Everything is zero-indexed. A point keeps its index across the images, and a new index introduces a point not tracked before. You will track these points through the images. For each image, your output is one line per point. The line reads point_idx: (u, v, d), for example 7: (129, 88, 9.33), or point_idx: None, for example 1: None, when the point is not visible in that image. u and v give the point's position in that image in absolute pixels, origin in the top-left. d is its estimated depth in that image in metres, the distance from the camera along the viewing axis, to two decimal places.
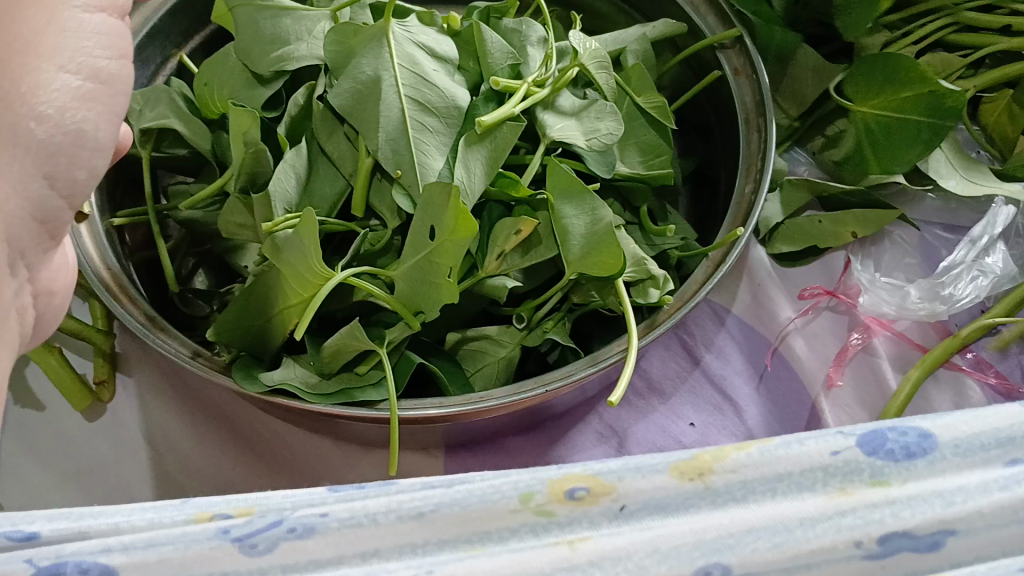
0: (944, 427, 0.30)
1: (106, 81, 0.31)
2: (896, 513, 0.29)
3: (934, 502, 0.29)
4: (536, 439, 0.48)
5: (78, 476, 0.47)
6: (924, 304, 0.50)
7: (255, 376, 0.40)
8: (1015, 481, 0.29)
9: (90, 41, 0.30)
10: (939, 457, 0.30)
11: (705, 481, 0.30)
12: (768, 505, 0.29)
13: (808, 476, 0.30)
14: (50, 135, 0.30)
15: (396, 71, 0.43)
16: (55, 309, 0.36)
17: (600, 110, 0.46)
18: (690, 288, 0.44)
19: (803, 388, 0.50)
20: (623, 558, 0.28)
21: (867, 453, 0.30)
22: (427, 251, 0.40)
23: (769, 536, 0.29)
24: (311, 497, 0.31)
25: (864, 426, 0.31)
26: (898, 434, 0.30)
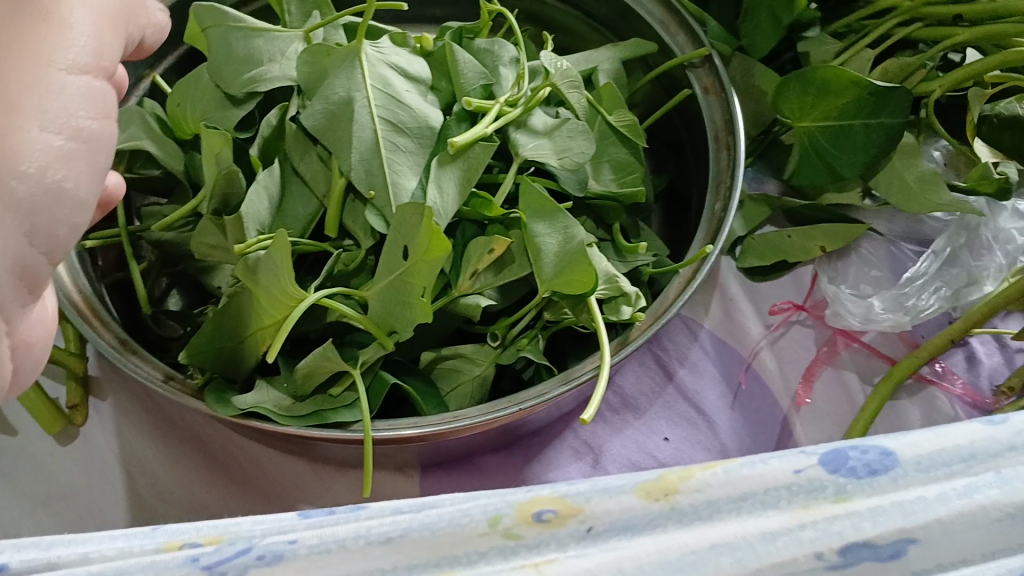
0: (906, 446, 0.31)
1: (87, 139, 0.27)
2: (857, 525, 0.29)
3: (895, 512, 0.29)
4: (511, 458, 0.48)
5: (50, 502, 0.47)
6: (890, 315, 0.51)
7: (228, 400, 0.40)
8: (976, 489, 0.30)
9: (74, 100, 0.26)
10: (902, 474, 0.30)
11: (670, 501, 0.30)
12: (732, 523, 0.30)
13: (772, 495, 0.30)
14: (30, 193, 0.25)
15: (368, 92, 0.44)
16: (27, 365, 0.31)
17: (572, 130, 0.46)
18: (662, 304, 0.44)
19: (776, 402, 0.50)
20: None
21: (829, 471, 0.31)
22: (401, 270, 0.40)
23: (731, 551, 0.29)
24: (281, 523, 0.31)
25: (826, 446, 0.32)
26: (860, 452, 0.31)
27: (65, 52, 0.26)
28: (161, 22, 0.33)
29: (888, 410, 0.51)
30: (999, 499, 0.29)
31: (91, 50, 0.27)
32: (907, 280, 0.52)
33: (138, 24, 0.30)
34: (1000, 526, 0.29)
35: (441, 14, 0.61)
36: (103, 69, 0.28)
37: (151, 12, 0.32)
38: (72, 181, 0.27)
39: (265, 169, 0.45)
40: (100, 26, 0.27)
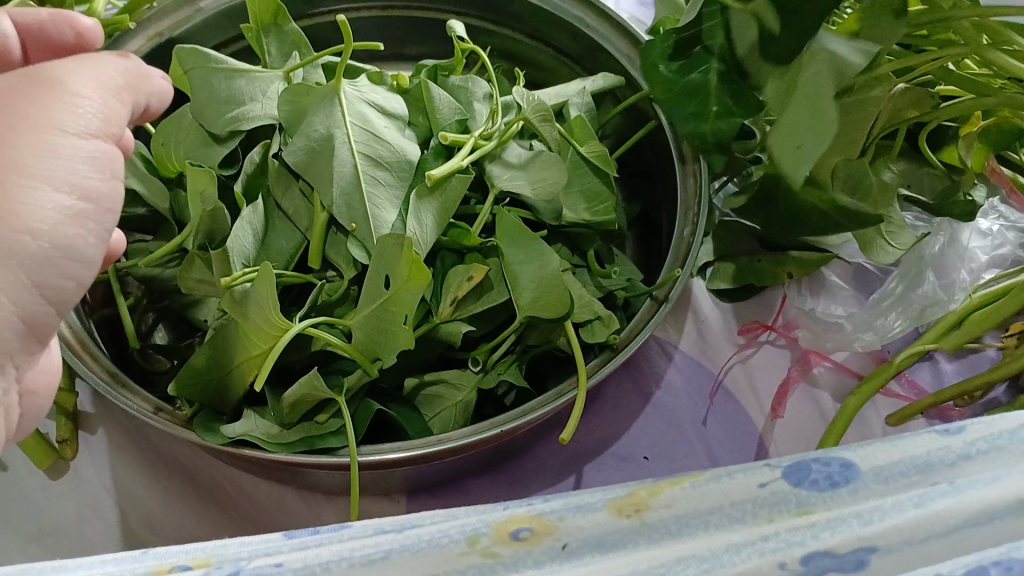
0: (864, 458, 0.33)
1: (95, 200, 0.32)
2: (817, 535, 0.30)
3: (853, 522, 0.31)
4: (495, 479, 0.49)
5: (41, 536, 0.47)
6: (860, 336, 0.53)
7: (217, 429, 0.42)
8: (930, 497, 0.31)
9: (82, 165, 0.31)
10: (862, 485, 0.32)
11: (641, 517, 0.32)
12: (701, 537, 0.31)
13: (738, 509, 0.32)
14: (41, 249, 0.30)
15: (348, 128, 0.45)
16: (38, 405, 0.38)
17: (545, 161, 0.48)
18: (637, 326, 0.45)
19: (748, 417, 0.52)
20: None
21: (793, 484, 0.33)
22: (383, 300, 0.42)
23: (698, 563, 0.30)
24: (266, 546, 0.31)
25: (791, 460, 0.34)
26: (822, 465, 0.33)
27: (74, 120, 0.30)
28: (168, 89, 0.36)
29: (857, 423, 0.53)
30: (952, 507, 0.31)
31: (97, 118, 0.31)
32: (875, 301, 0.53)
33: (146, 96, 0.35)
34: (958, 531, 0.30)
35: (418, 52, 0.63)
36: (110, 135, 0.32)
37: (156, 83, 0.36)
38: (81, 237, 0.32)
39: (249, 205, 0.46)
40: (106, 96, 0.32)
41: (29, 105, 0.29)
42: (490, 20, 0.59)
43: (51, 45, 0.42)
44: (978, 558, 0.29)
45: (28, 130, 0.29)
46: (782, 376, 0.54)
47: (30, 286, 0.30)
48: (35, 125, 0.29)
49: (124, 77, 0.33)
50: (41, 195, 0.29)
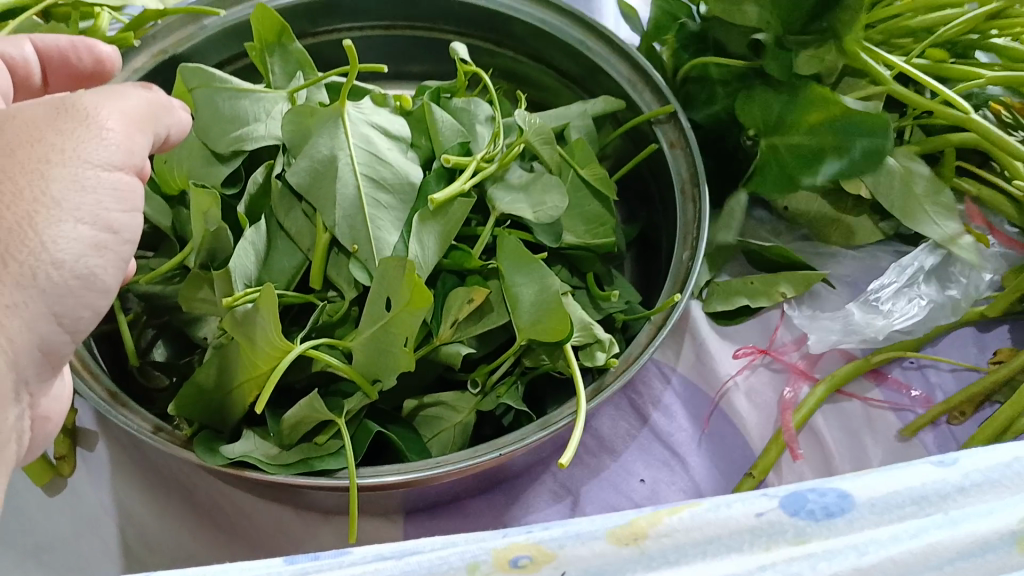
0: (862, 488, 0.33)
1: (117, 231, 0.33)
2: (815, 566, 0.31)
3: (851, 554, 0.31)
4: (493, 500, 0.49)
5: (38, 552, 0.48)
6: (867, 321, 0.54)
7: (216, 449, 0.41)
8: (926, 529, 0.32)
9: (106, 197, 0.32)
10: (857, 516, 0.33)
11: (641, 546, 0.32)
12: (700, 568, 0.31)
13: (736, 538, 0.32)
14: (63, 279, 0.31)
15: (351, 150, 0.46)
16: (47, 432, 0.39)
17: (546, 184, 0.49)
18: (635, 349, 0.46)
19: (744, 439, 0.52)
20: None
21: (789, 514, 0.33)
22: (384, 321, 0.42)
23: None
24: (269, 571, 0.31)
25: (788, 489, 0.34)
26: (818, 496, 0.33)
27: (98, 151, 0.32)
28: (184, 121, 0.39)
29: (851, 445, 0.53)
30: (947, 541, 0.32)
31: (121, 150, 0.33)
32: (877, 294, 0.55)
33: (163, 124, 0.37)
34: (953, 564, 0.32)
35: (419, 71, 0.64)
36: (132, 167, 0.34)
37: (176, 115, 0.38)
38: (101, 268, 0.33)
39: (251, 225, 0.47)
40: (129, 129, 0.34)
41: (60, 135, 0.31)
42: (491, 41, 0.59)
43: (70, 69, 0.44)
44: None
45: (59, 160, 0.31)
46: (777, 399, 0.54)
47: (49, 314, 0.31)
48: (67, 152, 0.31)
49: (145, 110, 0.35)
50: (67, 228, 0.31)
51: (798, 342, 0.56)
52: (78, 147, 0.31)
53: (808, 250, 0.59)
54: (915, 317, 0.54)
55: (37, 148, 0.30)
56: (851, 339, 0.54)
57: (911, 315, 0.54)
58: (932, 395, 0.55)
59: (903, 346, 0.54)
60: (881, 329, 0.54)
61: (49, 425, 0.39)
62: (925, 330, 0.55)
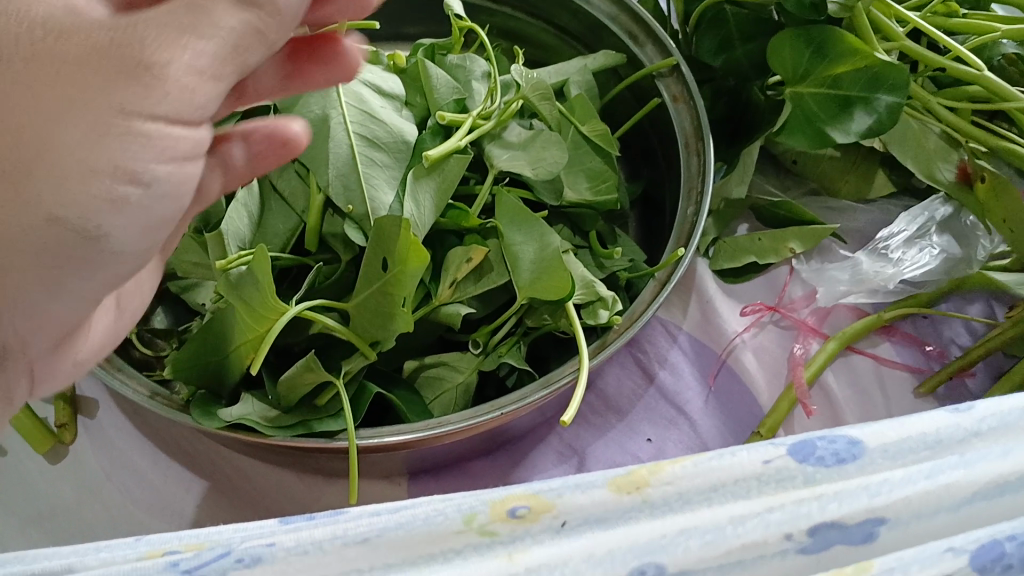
0: (875, 434, 0.32)
1: (145, 185, 0.27)
2: (824, 506, 0.31)
3: (862, 495, 0.31)
4: (497, 460, 0.49)
5: (41, 520, 0.47)
6: (876, 269, 0.53)
7: (214, 412, 0.41)
8: (940, 470, 0.31)
9: (143, 151, 0.26)
10: (870, 462, 0.31)
11: (642, 494, 0.31)
12: (702, 509, 0.31)
13: (741, 485, 0.31)
14: (64, 233, 0.26)
15: (344, 109, 0.45)
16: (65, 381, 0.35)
17: (545, 141, 0.48)
18: (639, 307, 0.44)
19: (753, 398, 0.51)
20: (560, 565, 0.29)
21: (798, 461, 0.31)
22: (381, 282, 0.41)
23: (701, 535, 0.30)
24: (261, 530, 0.30)
25: (796, 436, 0.32)
26: (827, 442, 0.31)
27: (152, 104, 0.26)
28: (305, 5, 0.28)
29: (861, 403, 0.51)
30: (964, 481, 0.31)
31: (183, 106, 0.26)
32: (887, 245, 0.54)
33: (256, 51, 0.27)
34: (968, 505, 0.31)
35: (416, 32, 0.62)
36: (193, 120, 0.27)
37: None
38: (119, 231, 0.27)
39: (244, 186, 0.46)
40: (196, 79, 0.26)
41: (88, 68, 0.25)
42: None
43: None
44: (992, 535, 0.30)
45: (84, 103, 0.25)
46: (786, 355, 0.53)
47: (49, 272, 0.27)
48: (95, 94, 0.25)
49: (229, 51, 0.26)
50: (100, 183, 0.26)
51: (809, 297, 0.55)
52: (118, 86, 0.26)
53: (817, 205, 0.58)
54: (929, 264, 0.53)
55: (66, 86, 0.25)
56: (859, 289, 0.53)
57: (923, 264, 0.53)
58: (947, 350, 0.54)
59: (916, 301, 0.53)
60: (890, 279, 0.53)
61: (70, 363, 0.34)
62: (940, 279, 0.53)
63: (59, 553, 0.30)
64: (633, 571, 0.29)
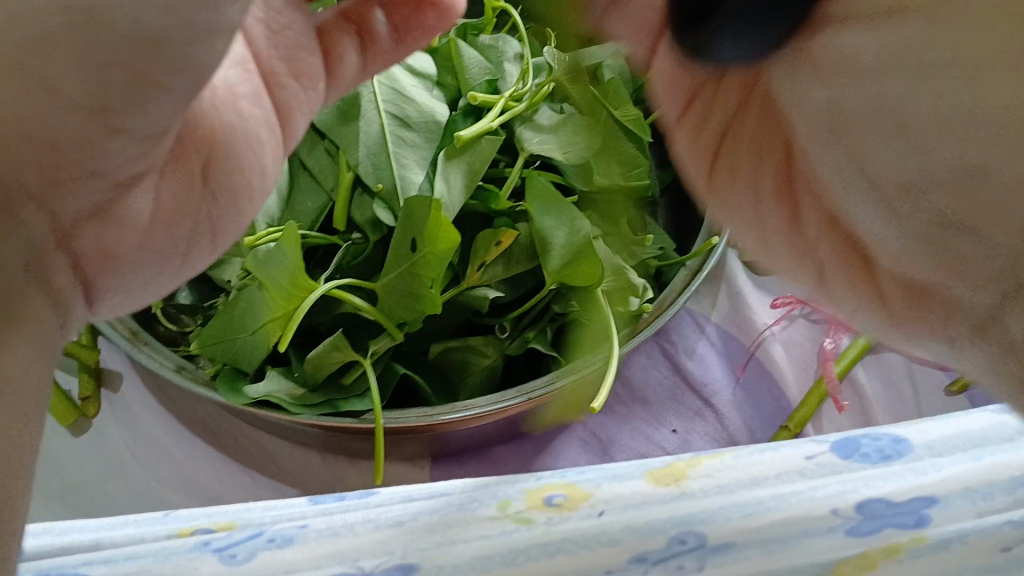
0: (916, 431, 0.32)
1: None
2: (869, 484, 0.30)
3: (907, 474, 0.30)
4: (522, 447, 0.48)
5: (65, 494, 0.48)
6: None
7: (241, 389, 0.41)
8: (988, 451, 0.31)
9: None
10: (914, 456, 0.31)
11: (681, 486, 0.31)
12: (744, 491, 0.30)
13: (785, 477, 0.31)
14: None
15: (375, 87, 0.44)
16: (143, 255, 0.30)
17: (577, 125, 0.47)
18: (669, 295, 0.44)
19: (781, 390, 0.51)
20: (601, 532, 0.29)
21: (842, 456, 0.31)
22: (410, 263, 0.41)
23: (742, 508, 0.30)
24: (292, 510, 0.30)
25: (840, 436, 0.33)
26: (871, 439, 0.32)
27: None
28: None
29: (890, 399, 0.51)
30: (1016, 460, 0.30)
31: None
32: None
33: None
34: None
35: None
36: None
37: None
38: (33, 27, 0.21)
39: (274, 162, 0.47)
40: None
41: None
42: None
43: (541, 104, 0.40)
44: None
45: None
46: (816, 349, 0.52)
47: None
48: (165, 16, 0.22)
49: None
50: None
51: None
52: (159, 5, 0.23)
53: None
54: None
55: None
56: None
57: None
58: None
59: None
60: None
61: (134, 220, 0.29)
62: None
63: (86, 527, 0.30)
64: (672, 539, 0.29)
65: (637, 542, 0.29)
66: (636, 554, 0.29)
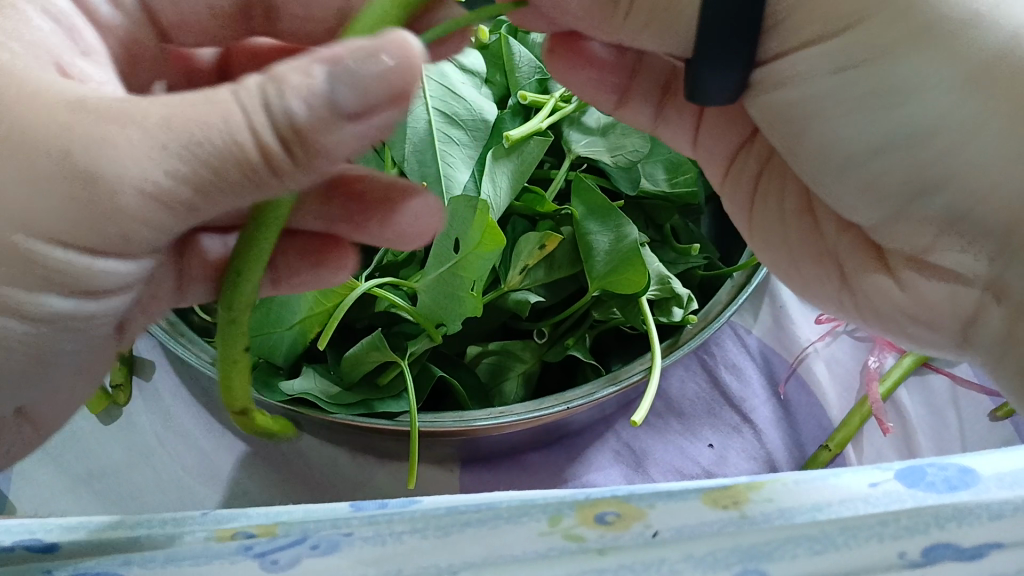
0: (984, 462, 0.29)
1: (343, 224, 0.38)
2: (942, 525, 0.27)
3: (983, 515, 0.27)
4: (554, 455, 0.48)
5: (91, 480, 0.47)
6: None
7: (276, 386, 0.40)
8: None
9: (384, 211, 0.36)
10: (984, 489, 0.28)
11: (741, 509, 0.28)
12: (808, 521, 0.28)
13: (847, 505, 0.28)
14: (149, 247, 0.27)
15: (426, 83, 0.44)
16: None
17: (626, 128, 0.46)
18: (713, 309, 0.42)
19: (822, 409, 0.49)
20: (656, 563, 0.27)
21: (908, 484, 0.28)
22: (451, 264, 0.40)
23: (809, 544, 0.27)
24: (335, 521, 0.29)
25: (903, 465, 0.29)
26: (937, 470, 0.29)
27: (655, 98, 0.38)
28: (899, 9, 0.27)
29: (934, 425, 0.49)
30: None
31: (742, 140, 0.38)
32: None
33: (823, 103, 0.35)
34: None
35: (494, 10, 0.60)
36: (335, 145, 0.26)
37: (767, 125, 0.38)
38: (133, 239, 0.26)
39: None
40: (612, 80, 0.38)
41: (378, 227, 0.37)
42: None
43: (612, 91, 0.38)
44: None
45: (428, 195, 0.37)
46: (859, 370, 0.51)
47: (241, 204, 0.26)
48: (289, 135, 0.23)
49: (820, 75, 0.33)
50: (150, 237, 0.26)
51: None
52: (317, 76, 0.23)
53: None
54: None
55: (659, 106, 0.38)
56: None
57: None
58: None
59: None
60: None
61: None
62: None
63: (122, 522, 0.29)
64: None
65: None
66: None
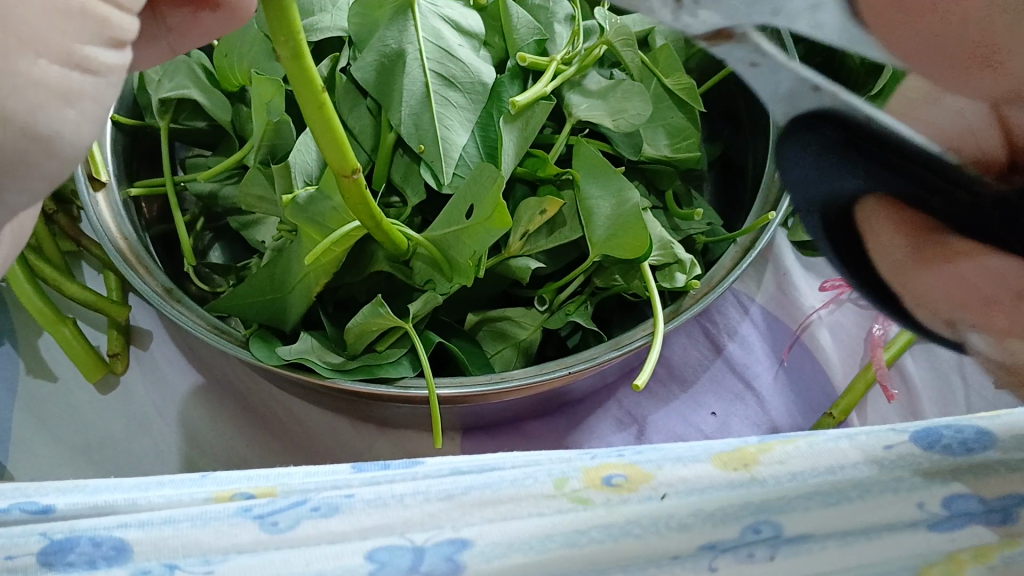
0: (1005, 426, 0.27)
1: None
2: (957, 478, 0.27)
3: (1002, 469, 0.27)
4: (555, 423, 0.47)
5: (90, 449, 0.47)
6: None
7: (272, 348, 0.40)
8: None
9: None
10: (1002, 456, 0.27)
11: (750, 471, 0.28)
12: (816, 481, 0.27)
13: (859, 470, 0.27)
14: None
15: (420, 44, 0.42)
16: None
17: (626, 90, 0.44)
18: (718, 273, 0.42)
19: (825, 377, 0.49)
20: (664, 517, 0.27)
21: (924, 447, 0.27)
22: (460, 228, 0.39)
23: (822, 497, 0.27)
24: (335, 484, 0.29)
25: (918, 425, 0.28)
26: (954, 430, 0.27)
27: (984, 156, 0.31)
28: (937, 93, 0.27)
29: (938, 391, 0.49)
30: None
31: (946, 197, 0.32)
32: None
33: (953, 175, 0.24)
34: None
35: None
36: None
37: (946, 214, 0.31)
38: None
39: None
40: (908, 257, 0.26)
41: None
42: None
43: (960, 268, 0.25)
44: None
45: None
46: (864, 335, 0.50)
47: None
48: None
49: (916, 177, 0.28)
50: None
51: None
52: None
53: None
54: None
55: None
56: None
57: None
58: None
59: None
60: None
61: None
62: None
63: (119, 486, 0.29)
64: (746, 528, 0.27)
65: (708, 530, 0.27)
66: (706, 541, 0.27)
